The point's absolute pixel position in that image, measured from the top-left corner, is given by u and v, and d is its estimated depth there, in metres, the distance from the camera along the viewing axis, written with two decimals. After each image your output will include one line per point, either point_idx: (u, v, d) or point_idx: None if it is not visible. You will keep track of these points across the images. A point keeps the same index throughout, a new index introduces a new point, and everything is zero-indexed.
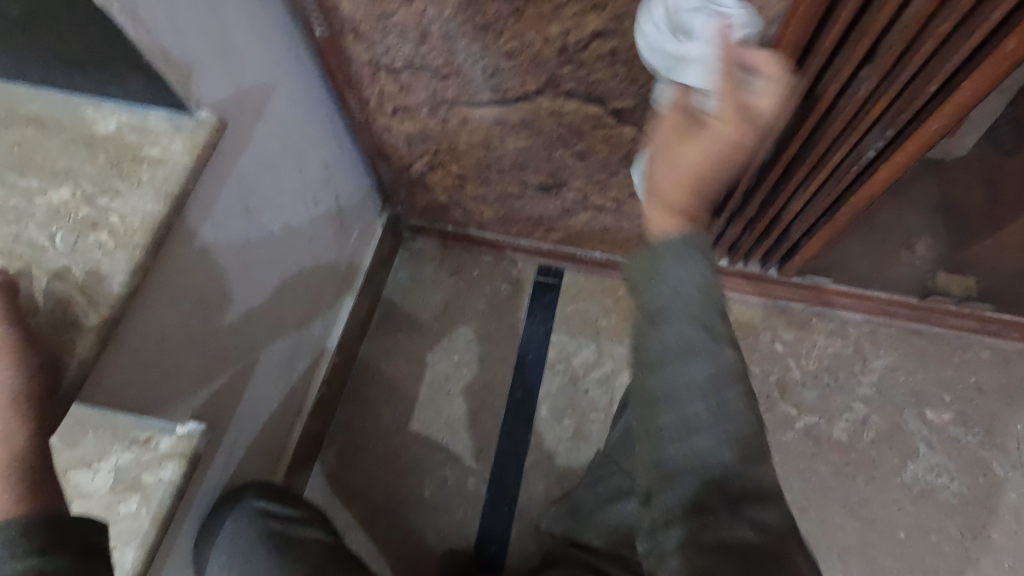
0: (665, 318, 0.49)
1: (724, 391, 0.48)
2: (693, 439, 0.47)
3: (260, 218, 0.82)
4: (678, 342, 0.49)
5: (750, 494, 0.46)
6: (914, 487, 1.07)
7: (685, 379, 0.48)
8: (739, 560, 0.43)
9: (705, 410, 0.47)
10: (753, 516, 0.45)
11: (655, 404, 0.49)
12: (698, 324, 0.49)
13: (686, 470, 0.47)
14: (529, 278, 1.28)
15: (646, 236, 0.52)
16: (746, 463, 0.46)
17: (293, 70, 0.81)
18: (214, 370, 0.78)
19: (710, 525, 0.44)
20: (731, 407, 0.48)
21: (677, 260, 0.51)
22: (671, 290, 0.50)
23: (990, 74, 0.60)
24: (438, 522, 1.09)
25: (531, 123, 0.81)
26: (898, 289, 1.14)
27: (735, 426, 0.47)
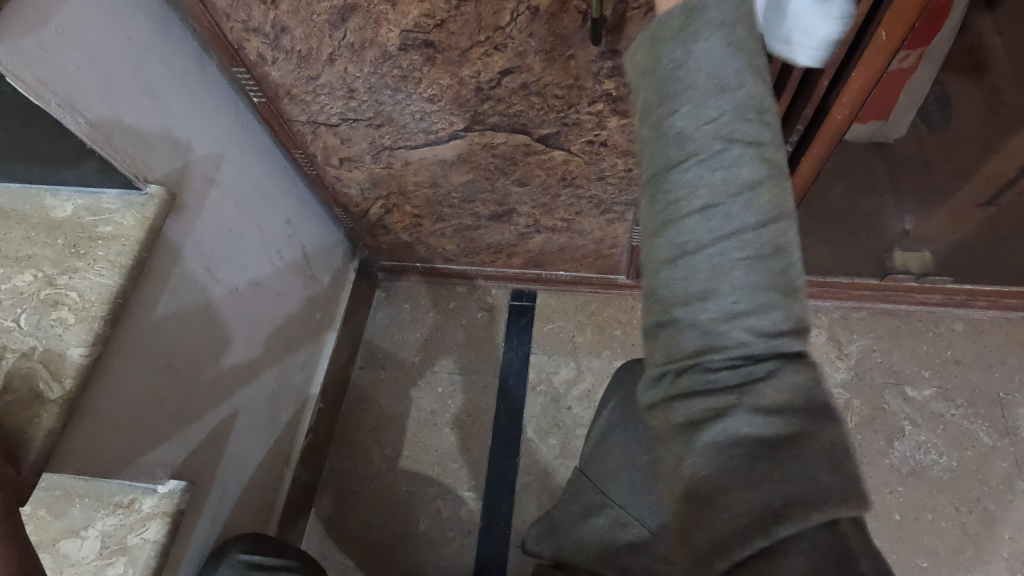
0: (700, 166, 0.42)
1: (759, 279, 0.41)
2: (716, 338, 0.41)
3: (224, 278, 0.86)
4: (705, 209, 0.42)
5: (783, 407, 0.39)
6: (903, 467, 1.07)
7: (712, 266, 0.41)
8: (762, 480, 0.38)
9: (732, 303, 0.41)
10: (781, 433, 0.39)
11: (673, 291, 0.43)
12: (736, 173, 0.42)
13: (702, 384, 0.41)
14: (502, 304, 1.31)
15: (682, 47, 0.44)
16: (778, 369, 0.40)
17: (239, 137, 0.87)
18: (193, 427, 0.82)
19: (732, 437, 0.39)
20: (773, 290, 0.40)
21: (705, 122, 0.42)
22: (712, 130, 0.42)
23: (874, 65, 0.64)
24: (436, 555, 1.10)
25: (468, 158, 0.85)
26: (859, 272, 1.17)
27: (771, 323, 0.40)
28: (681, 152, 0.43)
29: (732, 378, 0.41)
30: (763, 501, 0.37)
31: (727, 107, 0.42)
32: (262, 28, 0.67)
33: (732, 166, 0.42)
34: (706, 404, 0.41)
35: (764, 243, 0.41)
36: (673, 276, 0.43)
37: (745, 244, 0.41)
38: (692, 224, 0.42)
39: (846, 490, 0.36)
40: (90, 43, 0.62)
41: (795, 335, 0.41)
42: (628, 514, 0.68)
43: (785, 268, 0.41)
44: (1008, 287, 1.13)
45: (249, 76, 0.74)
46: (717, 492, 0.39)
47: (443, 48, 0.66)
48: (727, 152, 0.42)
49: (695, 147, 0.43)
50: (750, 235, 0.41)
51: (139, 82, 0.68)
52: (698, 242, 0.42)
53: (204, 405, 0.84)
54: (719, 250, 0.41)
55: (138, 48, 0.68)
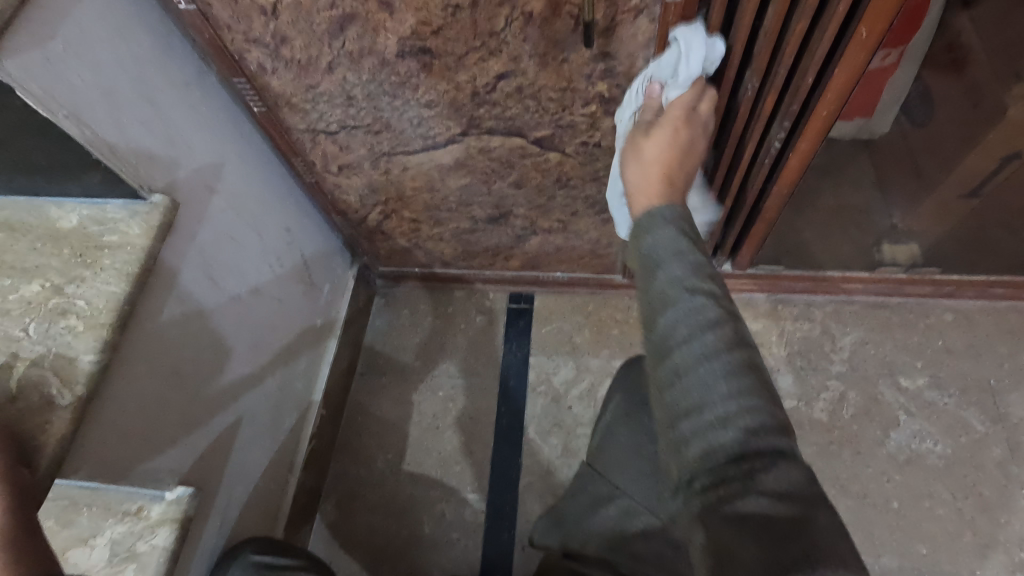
0: (677, 300, 0.49)
1: (742, 383, 0.45)
2: (713, 438, 0.44)
3: (227, 286, 0.88)
4: (688, 343, 0.47)
5: (780, 491, 0.42)
6: (900, 456, 1.09)
7: (705, 380, 0.46)
8: (776, 548, 0.40)
9: (724, 415, 0.44)
10: (786, 511, 0.41)
11: (678, 402, 0.47)
12: (706, 316, 0.48)
13: (708, 474, 0.44)
14: (501, 307, 1.32)
15: (648, 235, 0.53)
16: (776, 457, 0.43)
17: (239, 147, 0.88)
18: (199, 433, 0.83)
19: (744, 513, 0.42)
20: (756, 399, 0.45)
21: (676, 271, 0.50)
22: (677, 258, 0.51)
23: (856, 61, 0.66)
24: (441, 558, 1.10)
25: (465, 162, 0.87)
26: (850, 265, 1.19)
27: (757, 422, 0.44)
28: (670, 287, 0.50)
29: (736, 467, 0.43)
30: (777, 560, 0.39)
31: (682, 266, 0.50)
32: (262, 39, 0.68)
33: (708, 317, 0.47)
34: (714, 491, 0.43)
35: (735, 345, 0.47)
36: (676, 386, 0.47)
37: (723, 352, 0.46)
38: (683, 346, 0.47)
39: (846, 557, 0.39)
40: (96, 56, 0.63)
41: (782, 435, 0.44)
42: (636, 501, 0.71)
43: (756, 377, 0.46)
44: (991, 275, 1.16)
45: (249, 86, 0.75)
46: (736, 556, 0.40)
47: (439, 55, 0.68)
48: (695, 299, 0.48)
49: (670, 288, 0.50)
50: (723, 338, 0.47)
51: (143, 94, 0.70)
52: (687, 365, 0.47)
53: (210, 411, 0.85)
54: (706, 369, 0.46)
55: (140, 62, 0.69)
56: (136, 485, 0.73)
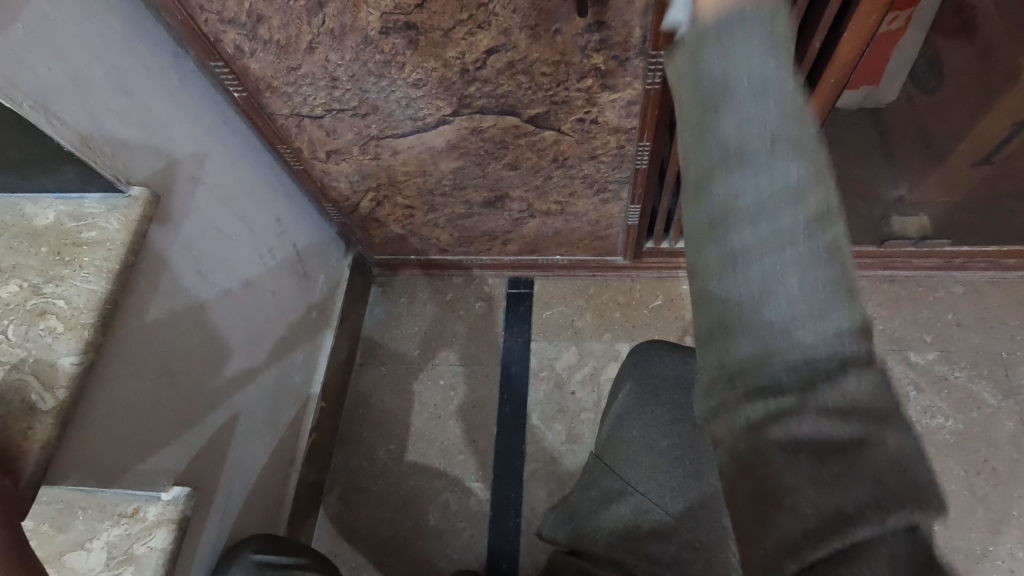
0: (745, 168, 0.37)
1: (809, 264, 0.35)
2: (770, 333, 0.35)
3: (215, 278, 0.85)
4: (754, 216, 0.36)
5: (851, 408, 0.33)
6: (910, 433, 1.07)
7: (763, 262, 0.36)
8: (839, 489, 0.31)
9: (789, 304, 0.35)
10: (861, 435, 0.32)
11: (724, 300, 0.37)
12: (783, 176, 0.37)
13: (754, 371, 0.35)
14: (500, 293, 1.30)
15: (713, 51, 0.40)
16: (846, 365, 0.34)
17: (223, 136, 0.85)
18: (194, 432, 0.81)
19: (797, 441, 0.33)
20: (829, 289, 0.35)
21: (750, 63, 0.39)
22: (754, 76, 0.38)
23: (867, 23, 0.63)
24: (447, 548, 1.09)
25: (457, 144, 0.83)
26: (857, 241, 1.16)
27: (834, 325, 0.34)
28: (736, 138, 0.38)
29: (794, 377, 0.34)
30: (836, 504, 0.31)
31: (763, 110, 0.38)
32: (237, 19, 0.65)
33: (784, 186, 0.36)
34: (762, 404, 0.34)
35: (815, 215, 0.36)
36: (722, 276, 0.37)
37: (795, 228, 0.36)
38: (739, 219, 0.37)
39: (925, 494, 0.31)
40: (63, 42, 0.60)
41: (861, 336, 0.34)
42: (648, 500, 0.68)
43: (835, 260, 0.35)
44: (1007, 245, 1.11)
45: (227, 71, 0.72)
46: (782, 495, 0.33)
47: (426, 30, 0.64)
48: (773, 156, 0.37)
49: (737, 137, 0.38)
50: (800, 217, 0.36)
51: (115, 81, 0.66)
52: (742, 240, 0.36)
53: (203, 408, 0.83)
54: (755, 240, 0.36)
55: (111, 46, 0.66)
56: (131, 486, 0.71)
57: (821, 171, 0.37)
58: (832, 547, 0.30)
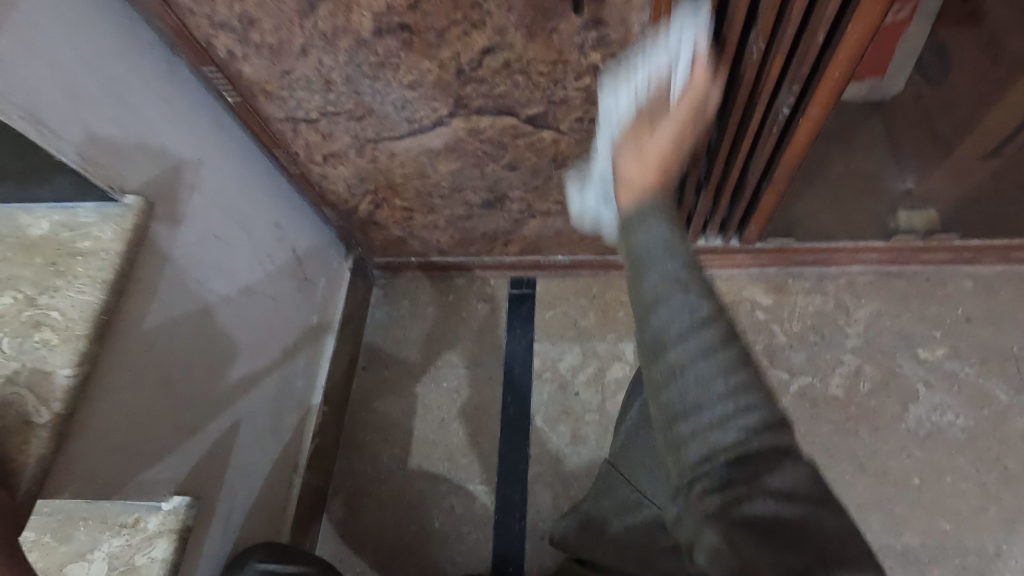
0: (673, 311, 0.45)
1: (739, 378, 0.42)
2: (714, 440, 0.41)
3: (215, 287, 0.84)
4: (683, 345, 0.43)
5: (786, 490, 0.38)
6: (920, 431, 1.05)
7: (700, 382, 0.42)
8: (793, 555, 0.35)
9: (720, 409, 0.41)
10: (801, 512, 0.37)
11: (675, 409, 0.43)
12: (698, 312, 0.44)
13: (708, 473, 0.41)
14: (502, 294, 1.29)
15: (640, 228, 0.49)
16: (778, 457, 0.40)
17: (218, 141, 0.84)
18: (195, 441, 0.80)
19: (747, 518, 0.38)
20: (750, 391, 0.41)
21: (658, 227, 0.49)
22: (663, 242, 0.48)
23: (871, 14, 0.61)
24: (452, 552, 1.08)
25: (455, 146, 0.82)
26: (863, 234, 1.14)
27: (756, 420, 0.41)
28: (661, 282, 0.46)
29: (736, 470, 0.40)
30: (791, 563, 0.35)
31: (669, 259, 0.47)
32: (229, 23, 0.64)
33: (699, 316, 0.44)
34: (716, 497, 0.40)
35: (730, 338, 0.43)
36: (671, 391, 0.43)
37: (717, 346, 0.43)
38: (674, 343, 0.44)
39: (862, 555, 0.35)
40: (52, 50, 0.59)
41: (778, 426, 0.41)
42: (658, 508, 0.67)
43: (760, 381, 0.42)
44: (1015, 240, 1.10)
45: (221, 75, 0.71)
46: (747, 566, 0.36)
47: (420, 31, 0.63)
48: (688, 297, 0.45)
49: (661, 286, 0.46)
50: (715, 335, 0.43)
51: (108, 89, 0.66)
52: (681, 361, 0.43)
53: (205, 418, 0.82)
54: (695, 364, 0.42)
55: (102, 53, 0.65)
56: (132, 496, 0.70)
57: (725, 305, 0.45)
58: None
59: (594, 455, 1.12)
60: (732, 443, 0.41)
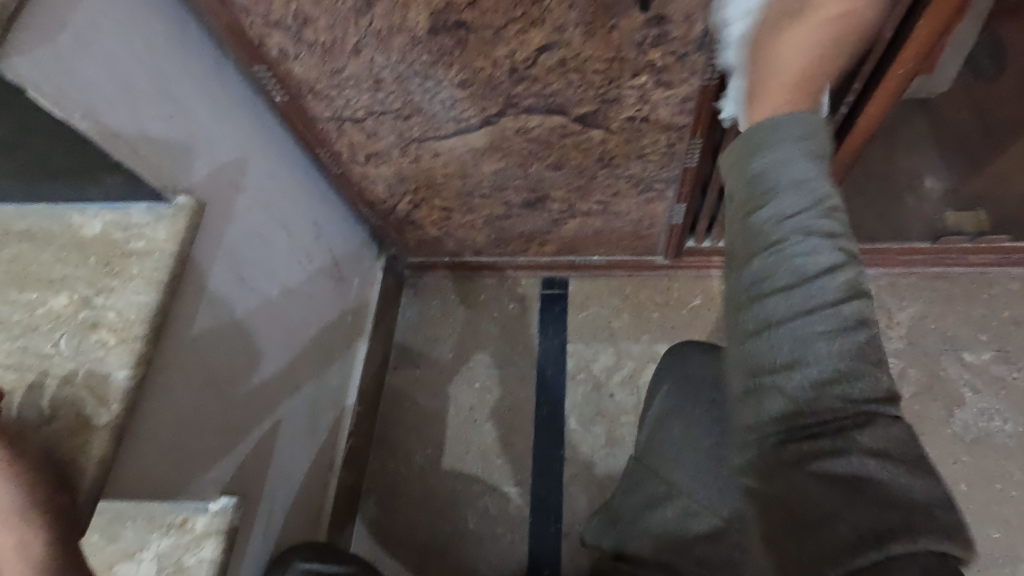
0: (780, 254, 0.45)
1: (849, 339, 0.41)
2: (803, 400, 0.41)
3: (258, 287, 0.84)
4: (787, 288, 0.43)
5: (880, 453, 0.39)
6: (966, 436, 1.03)
7: (800, 327, 0.42)
8: (873, 517, 0.37)
9: (823, 367, 0.41)
10: (890, 477, 0.38)
11: (766, 359, 0.43)
12: (816, 260, 0.43)
13: (798, 427, 0.41)
14: (534, 294, 1.28)
15: (760, 157, 0.48)
16: (871, 417, 0.40)
17: (262, 140, 0.84)
18: (240, 440, 0.80)
19: (831, 474, 0.39)
20: (855, 355, 0.41)
21: (791, 169, 0.46)
22: (792, 181, 0.46)
23: (945, 11, 0.59)
24: (487, 553, 1.08)
25: (500, 145, 0.81)
26: (909, 235, 1.11)
27: (860, 390, 0.40)
28: (774, 226, 0.45)
29: (827, 426, 0.41)
30: (869, 525, 0.37)
31: (800, 209, 0.45)
32: (283, 21, 0.63)
33: (814, 265, 0.43)
34: (800, 449, 0.41)
35: (849, 293, 0.42)
36: (757, 346, 0.44)
37: (829, 300, 0.42)
38: (777, 295, 0.44)
39: (951, 525, 0.36)
40: (110, 50, 0.59)
41: (887, 401, 0.41)
42: (698, 504, 0.65)
43: (867, 338, 0.41)
44: None
45: (270, 75, 0.70)
46: (822, 517, 0.38)
47: (476, 29, 0.62)
48: (805, 242, 0.44)
49: (779, 231, 0.45)
50: (830, 289, 0.42)
51: (160, 88, 0.65)
52: (782, 317, 0.43)
53: (249, 418, 0.82)
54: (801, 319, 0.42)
55: (154, 52, 0.65)
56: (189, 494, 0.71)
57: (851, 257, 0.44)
58: (866, 558, 0.36)
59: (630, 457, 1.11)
60: (830, 413, 0.41)
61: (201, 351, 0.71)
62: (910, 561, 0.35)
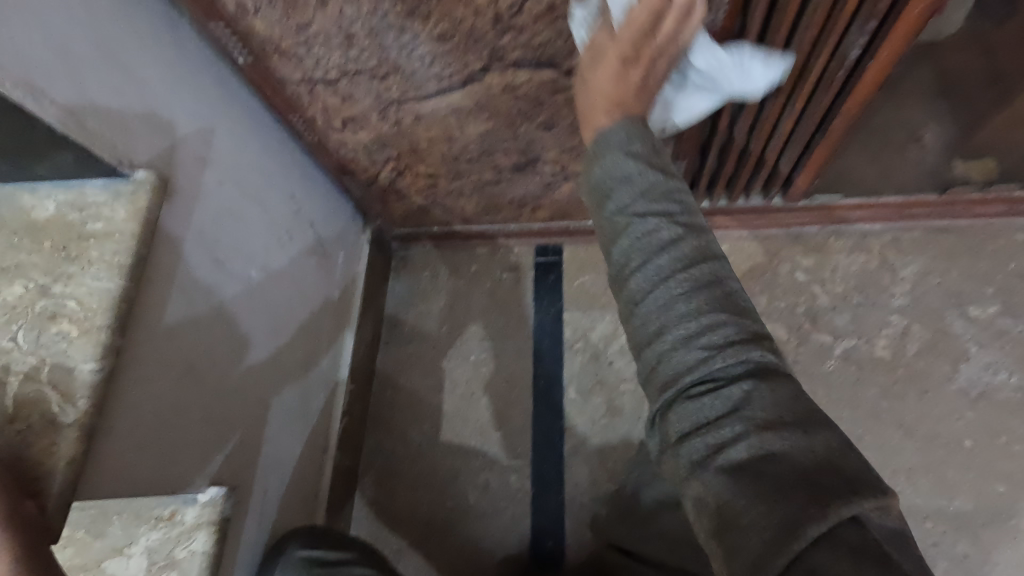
0: (632, 243, 0.50)
1: (715, 313, 0.47)
2: (697, 392, 0.46)
3: (236, 269, 0.79)
4: (645, 275, 0.49)
5: (769, 426, 0.43)
6: (971, 392, 1.01)
7: (665, 307, 0.48)
8: (787, 501, 0.40)
9: (686, 338, 0.47)
10: (785, 447, 0.42)
11: (646, 332, 0.49)
12: (662, 253, 0.49)
13: (684, 417, 0.46)
14: (528, 262, 1.24)
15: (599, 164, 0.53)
16: (755, 382, 0.45)
17: (229, 108, 0.77)
18: (229, 429, 0.77)
19: (736, 467, 0.43)
20: (721, 313, 0.47)
21: (629, 170, 0.51)
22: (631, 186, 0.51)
23: None
24: (490, 528, 1.06)
25: (485, 105, 0.76)
26: (918, 188, 1.09)
27: (729, 339, 0.46)
28: (621, 216, 0.51)
29: (722, 408, 0.45)
30: (790, 508, 0.40)
31: (647, 212, 0.50)
32: None
33: (661, 245, 0.49)
34: (691, 446, 0.46)
35: (703, 269, 0.48)
36: (645, 325, 0.49)
37: (688, 283, 0.48)
38: (636, 285, 0.50)
39: (854, 485, 0.40)
40: (42, 9, 0.52)
41: (755, 351, 0.46)
42: None
43: (725, 293, 0.48)
44: None
45: (230, 33, 0.64)
46: (744, 511, 0.42)
47: None
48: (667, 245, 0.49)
49: (636, 241, 0.50)
50: (684, 268, 0.48)
51: (109, 51, 0.59)
52: (643, 292, 0.49)
53: (236, 406, 0.79)
54: (661, 298, 0.48)
55: (97, 12, 0.58)
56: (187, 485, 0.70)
57: (694, 226, 0.50)
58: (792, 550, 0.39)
59: (630, 426, 1.09)
60: (709, 388, 0.46)
61: (186, 339, 0.69)
62: (840, 543, 0.38)
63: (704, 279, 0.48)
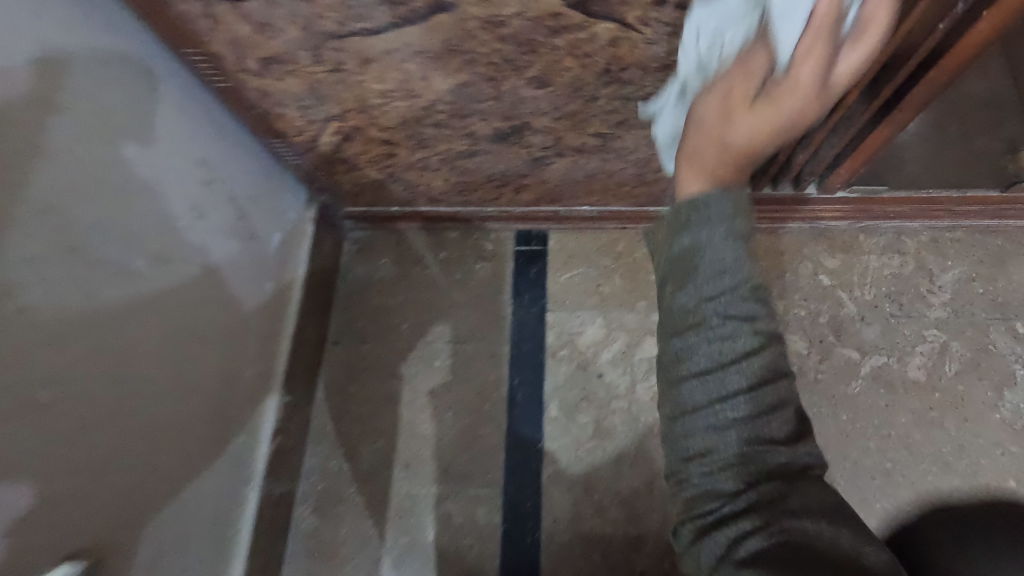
0: (699, 335, 0.45)
1: (768, 401, 0.44)
2: (726, 482, 0.43)
3: (107, 261, 0.58)
4: (704, 360, 0.45)
5: (806, 520, 0.42)
6: (1016, 423, 0.87)
7: (719, 394, 0.44)
8: (811, 570, 0.39)
9: (733, 432, 0.44)
10: (815, 529, 0.42)
11: (693, 419, 0.45)
12: (732, 345, 0.45)
13: (711, 518, 0.44)
14: (507, 251, 1.05)
15: (688, 229, 0.47)
16: (790, 483, 0.43)
17: (93, 34, 0.54)
18: (91, 481, 0.57)
19: (761, 559, 0.41)
20: (761, 404, 0.44)
21: (716, 237, 0.45)
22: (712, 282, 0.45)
23: None
24: (451, 568, 0.90)
25: (459, 49, 0.55)
26: (971, 181, 0.91)
27: (776, 424, 0.44)
28: (691, 307, 0.46)
29: (765, 501, 0.43)
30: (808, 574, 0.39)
31: (726, 268, 0.45)
32: None
33: (729, 330, 0.45)
34: (716, 542, 0.43)
35: (767, 376, 0.45)
36: (695, 402, 0.45)
37: (744, 382, 0.44)
38: (690, 382, 0.45)
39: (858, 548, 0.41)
40: None
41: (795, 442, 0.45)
42: None
43: (782, 395, 0.45)
44: None
45: None
46: None
47: None
48: (723, 329, 0.45)
49: (697, 309, 0.46)
50: (751, 368, 0.44)
51: None
52: (703, 383, 0.45)
53: (113, 444, 0.59)
54: (721, 378, 0.44)
55: None
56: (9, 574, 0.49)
57: (760, 330, 0.46)
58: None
59: (622, 451, 0.92)
60: (755, 478, 0.43)
61: (20, 364, 0.49)
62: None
63: (774, 378, 0.45)
